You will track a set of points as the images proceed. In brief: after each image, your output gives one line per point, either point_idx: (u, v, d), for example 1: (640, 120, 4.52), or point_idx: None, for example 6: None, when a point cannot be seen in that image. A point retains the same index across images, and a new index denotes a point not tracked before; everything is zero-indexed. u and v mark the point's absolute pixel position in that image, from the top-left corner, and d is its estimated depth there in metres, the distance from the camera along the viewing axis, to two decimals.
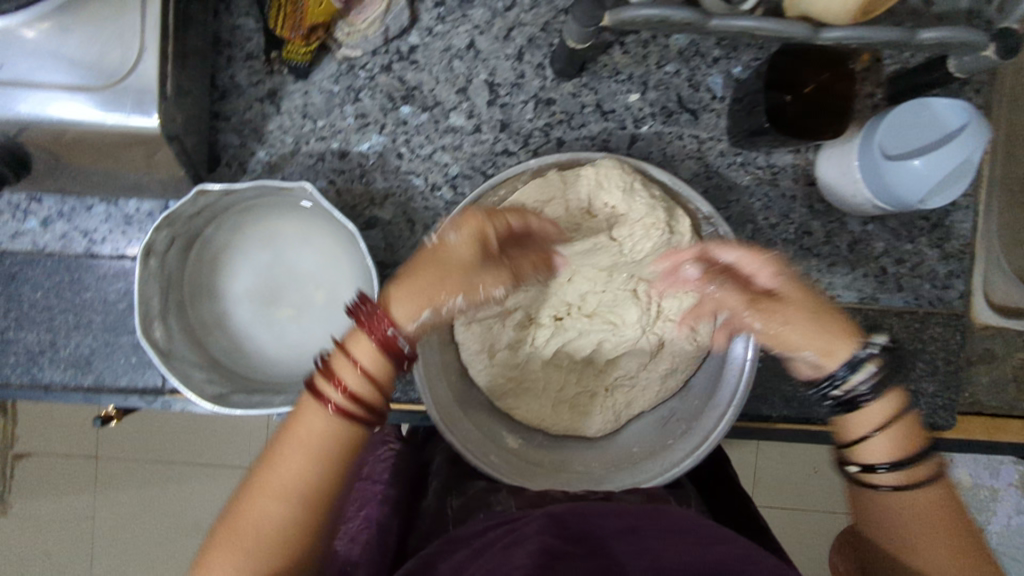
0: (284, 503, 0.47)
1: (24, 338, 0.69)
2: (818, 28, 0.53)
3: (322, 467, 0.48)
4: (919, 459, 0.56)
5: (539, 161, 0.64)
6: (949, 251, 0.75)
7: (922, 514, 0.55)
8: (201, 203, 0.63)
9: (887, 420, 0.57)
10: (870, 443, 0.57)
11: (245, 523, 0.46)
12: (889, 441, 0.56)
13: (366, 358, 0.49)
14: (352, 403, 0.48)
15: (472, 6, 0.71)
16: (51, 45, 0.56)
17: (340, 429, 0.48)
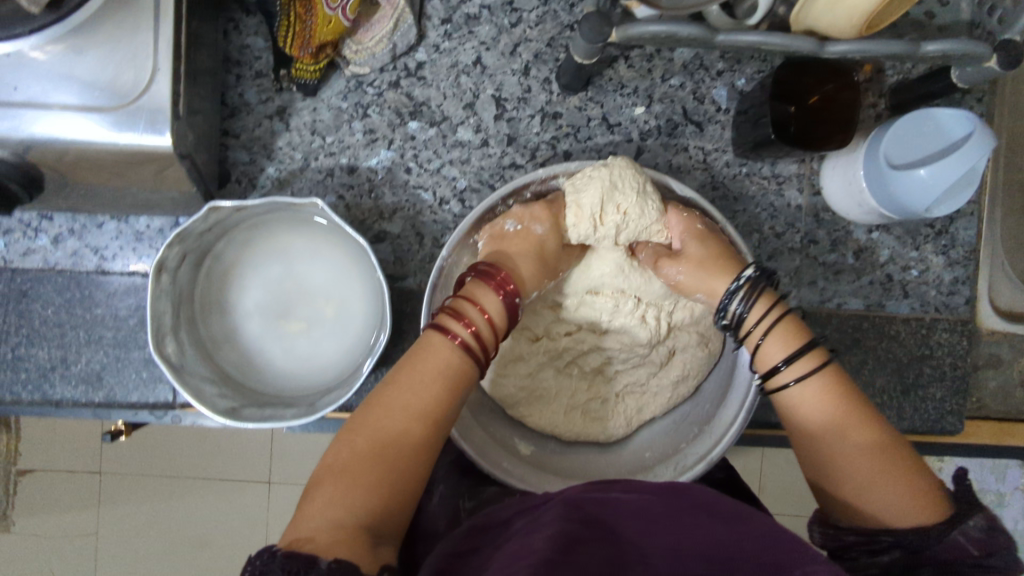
0: (412, 423, 0.51)
1: (35, 355, 0.70)
2: (825, 41, 0.54)
3: (445, 394, 0.53)
4: (806, 352, 0.56)
5: (547, 169, 0.64)
6: (954, 258, 0.76)
7: (822, 405, 0.55)
8: (213, 219, 0.63)
9: (769, 315, 0.59)
10: (764, 349, 0.59)
11: (373, 432, 0.50)
12: (790, 351, 0.57)
13: (493, 308, 0.56)
14: (472, 339, 0.55)
15: (479, 23, 0.72)
16: (65, 65, 0.56)
17: (461, 360, 0.54)
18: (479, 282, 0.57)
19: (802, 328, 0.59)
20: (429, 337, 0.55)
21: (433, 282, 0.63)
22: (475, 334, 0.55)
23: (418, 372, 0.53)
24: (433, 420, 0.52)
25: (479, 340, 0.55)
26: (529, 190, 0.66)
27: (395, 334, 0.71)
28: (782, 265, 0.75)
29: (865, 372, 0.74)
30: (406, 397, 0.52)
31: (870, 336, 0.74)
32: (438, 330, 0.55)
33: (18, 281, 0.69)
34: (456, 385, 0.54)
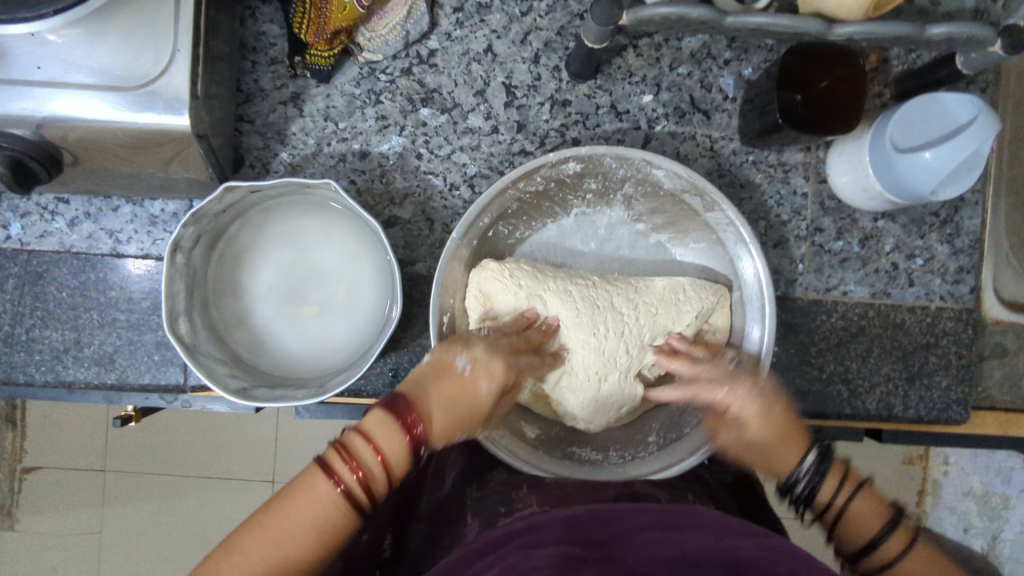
0: (280, 569, 0.42)
1: (49, 337, 0.70)
2: (832, 24, 0.55)
3: (317, 549, 0.43)
4: (898, 523, 0.51)
5: (557, 152, 0.64)
6: (959, 247, 0.76)
7: (932, 574, 0.48)
8: (227, 201, 0.64)
9: (849, 487, 0.53)
10: (857, 517, 0.52)
11: (330, 496, 0.44)
12: (881, 523, 0.51)
13: (389, 445, 0.47)
14: (358, 487, 0.45)
15: (490, 12, 0.73)
16: (87, 45, 0.57)
17: (340, 517, 0.44)
18: (386, 418, 0.48)
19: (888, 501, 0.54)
20: (310, 478, 0.45)
21: (443, 262, 0.64)
22: (366, 478, 0.45)
23: (285, 525, 0.43)
24: (298, 556, 0.42)
25: (367, 486, 0.45)
26: (539, 172, 0.67)
27: (404, 319, 0.72)
28: (788, 253, 0.75)
29: (871, 360, 0.74)
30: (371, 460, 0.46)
31: (875, 324, 0.75)
32: (321, 468, 0.45)
33: (34, 263, 0.70)
34: (328, 541, 0.44)
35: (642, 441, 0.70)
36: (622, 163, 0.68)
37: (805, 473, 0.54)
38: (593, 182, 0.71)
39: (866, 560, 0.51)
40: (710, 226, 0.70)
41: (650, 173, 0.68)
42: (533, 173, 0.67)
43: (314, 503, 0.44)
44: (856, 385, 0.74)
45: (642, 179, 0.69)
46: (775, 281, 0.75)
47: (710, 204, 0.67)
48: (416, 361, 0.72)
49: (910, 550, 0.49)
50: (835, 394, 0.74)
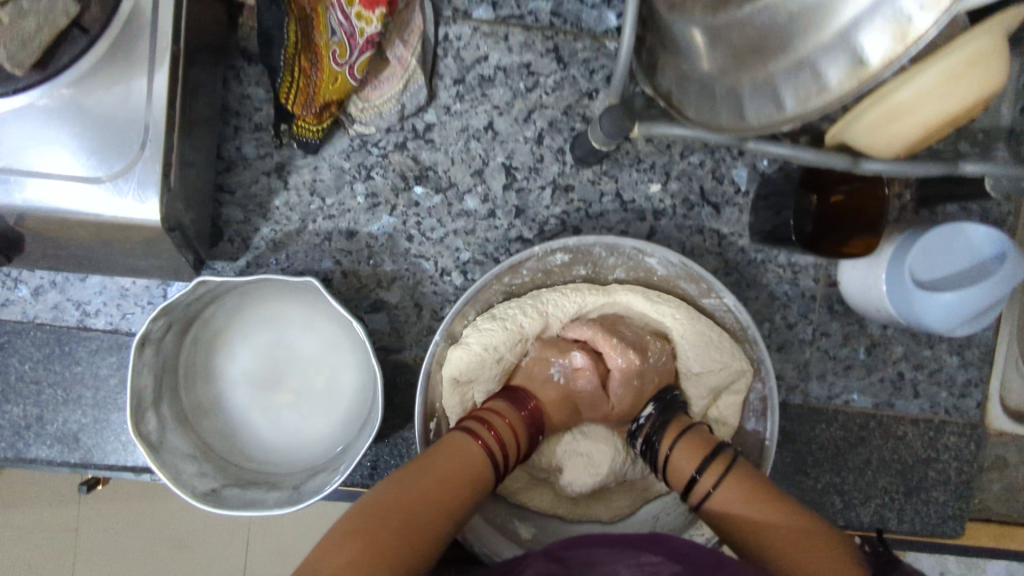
0: (443, 502, 0.50)
1: (10, 412, 0.67)
2: (859, 159, 0.50)
3: (466, 493, 0.52)
4: (714, 458, 0.55)
5: (541, 248, 0.62)
6: (968, 359, 0.73)
7: (739, 499, 0.53)
8: (200, 291, 0.60)
9: (672, 434, 0.59)
10: (676, 462, 0.57)
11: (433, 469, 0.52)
12: (699, 460, 0.56)
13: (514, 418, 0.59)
14: (497, 444, 0.56)
15: (493, 85, 0.68)
16: (52, 130, 0.53)
17: (481, 470, 0.54)
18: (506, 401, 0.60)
19: (708, 435, 0.58)
20: (445, 450, 0.54)
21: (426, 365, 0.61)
22: (499, 440, 0.56)
23: (442, 467, 0.52)
24: (455, 494, 0.51)
25: (503, 448, 0.56)
26: (526, 266, 0.64)
27: (386, 407, 0.69)
28: (792, 357, 0.72)
29: (869, 473, 0.72)
30: (467, 453, 0.54)
31: (875, 436, 0.72)
32: (465, 436, 0.55)
33: None
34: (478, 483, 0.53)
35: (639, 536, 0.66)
36: (612, 252, 0.65)
37: (648, 425, 0.61)
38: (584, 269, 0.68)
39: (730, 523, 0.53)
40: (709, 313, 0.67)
41: (641, 261, 0.65)
42: (517, 265, 0.64)
43: (415, 476, 0.51)
44: (851, 496, 0.72)
45: (635, 267, 0.67)
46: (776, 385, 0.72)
47: (707, 291, 0.65)
48: (397, 453, 0.69)
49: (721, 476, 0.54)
50: (829, 504, 0.72)
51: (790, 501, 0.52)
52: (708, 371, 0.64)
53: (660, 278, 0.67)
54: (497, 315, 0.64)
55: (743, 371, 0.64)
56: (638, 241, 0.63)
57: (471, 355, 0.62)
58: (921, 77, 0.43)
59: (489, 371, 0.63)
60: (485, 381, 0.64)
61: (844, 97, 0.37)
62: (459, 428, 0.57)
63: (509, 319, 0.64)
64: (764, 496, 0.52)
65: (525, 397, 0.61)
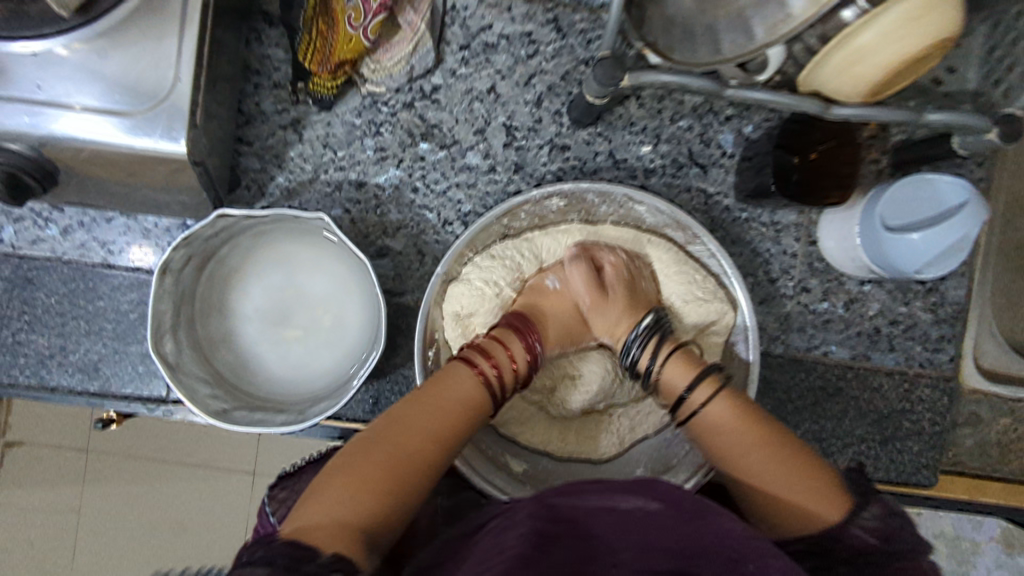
0: (439, 436, 0.54)
1: (34, 342, 0.71)
2: (829, 104, 0.54)
3: (462, 422, 0.56)
4: (702, 380, 0.60)
5: (538, 192, 0.66)
6: (942, 315, 0.77)
7: (727, 420, 0.58)
8: (220, 225, 0.65)
9: (666, 355, 0.64)
10: (670, 380, 0.63)
11: (433, 407, 0.55)
12: (690, 379, 0.61)
13: (517, 353, 0.62)
14: (496, 376, 0.59)
15: (496, 51, 0.73)
16: (85, 68, 0.57)
17: (480, 399, 0.58)
18: (507, 330, 0.63)
19: (697, 360, 0.63)
20: (447, 380, 0.57)
21: (426, 298, 0.64)
22: (497, 373, 0.59)
23: (435, 403, 0.55)
24: (457, 428, 0.55)
25: (501, 378, 0.60)
26: (523, 210, 0.69)
27: (389, 348, 0.73)
28: (773, 310, 0.76)
29: (846, 422, 0.75)
30: (466, 390, 0.57)
31: (852, 386, 0.76)
32: (466, 362, 0.59)
33: (25, 269, 0.71)
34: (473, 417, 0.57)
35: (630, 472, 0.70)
36: (603, 198, 0.70)
37: (641, 350, 0.65)
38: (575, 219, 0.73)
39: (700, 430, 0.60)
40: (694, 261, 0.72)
41: (632, 209, 0.70)
42: (516, 209, 0.68)
43: (415, 412, 0.54)
44: (829, 443, 0.75)
45: (624, 215, 0.72)
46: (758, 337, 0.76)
47: (693, 239, 0.70)
48: (397, 390, 0.72)
49: (711, 396, 0.59)
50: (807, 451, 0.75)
51: (780, 434, 0.57)
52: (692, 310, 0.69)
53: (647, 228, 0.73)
54: (496, 254, 0.69)
55: (723, 312, 0.68)
56: (627, 188, 0.68)
57: (471, 290, 0.67)
58: (880, 20, 0.47)
59: (487, 307, 0.68)
60: (485, 316, 0.68)
61: (808, 21, 0.42)
62: (460, 354, 0.60)
63: (508, 260, 0.69)
64: (751, 420, 0.58)
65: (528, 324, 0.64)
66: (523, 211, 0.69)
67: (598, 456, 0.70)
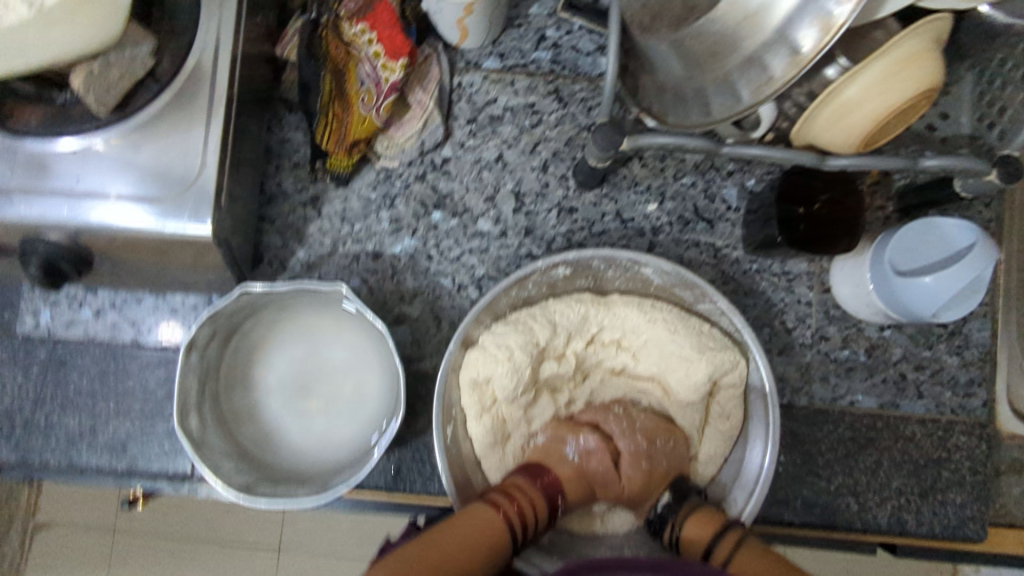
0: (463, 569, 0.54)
1: (66, 423, 0.73)
2: (825, 157, 0.56)
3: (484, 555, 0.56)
4: (724, 534, 0.60)
5: (546, 262, 0.66)
6: (968, 359, 0.76)
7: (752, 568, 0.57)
8: (243, 300, 0.67)
9: (683, 516, 0.64)
10: (688, 537, 0.62)
11: (459, 535, 0.56)
12: (709, 537, 0.61)
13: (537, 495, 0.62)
14: (516, 514, 0.60)
15: (502, 123, 0.77)
16: (121, 160, 0.62)
17: (500, 534, 0.57)
18: (528, 480, 0.64)
19: (715, 514, 0.63)
20: (475, 515, 0.58)
21: (443, 374, 0.64)
22: (519, 513, 0.60)
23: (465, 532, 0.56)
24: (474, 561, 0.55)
25: (524, 521, 0.60)
26: (531, 279, 0.69)
27: (409, 415, 0.73)
28: (794, 360, 0.75)
29: (881, 473, 0.73)
30: (487, 521, 0.58)
31: (884, 436, 0.74)
32: (487, 505, 0.59)
33: (59, 351, 0.74)
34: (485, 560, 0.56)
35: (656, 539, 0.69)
36: (610, 264, 0.69)
37: (662, 513, 0.65)
38: (585, 281, 0.73)
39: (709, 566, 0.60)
40: (705, 317, 0.72)
41: (639, 270, 0.70)
42: (524, 279, 0.68)
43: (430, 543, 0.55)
44: (865, 497, 0.73)
45: (632, 277, 0.72)
46: (780, 388, 0.75)
47: (700, 296, 0.70)
48: (418, 458, 0.72)
49: (737, 551, 0.58)
50: (844, 506, 0.73)
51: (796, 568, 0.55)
52: (709, 359, 0.67)
53: (658, 287, 0.72)
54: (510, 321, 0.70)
55: (736, 360, 0.68)
56: (633, 253, 0.67)
57: (486, 355, 0.67)
58: (862, 76, 0.50)
59: (503, 369, 0.66)
60: (500, 380, 0.67)
61: (789, 82, 0.44)
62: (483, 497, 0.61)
63: (522, 326, 0.69)
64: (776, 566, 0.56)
65: (543, 471, 0.65)
66: (530, 278, 0.69)
67: (622, 527, 0.70)
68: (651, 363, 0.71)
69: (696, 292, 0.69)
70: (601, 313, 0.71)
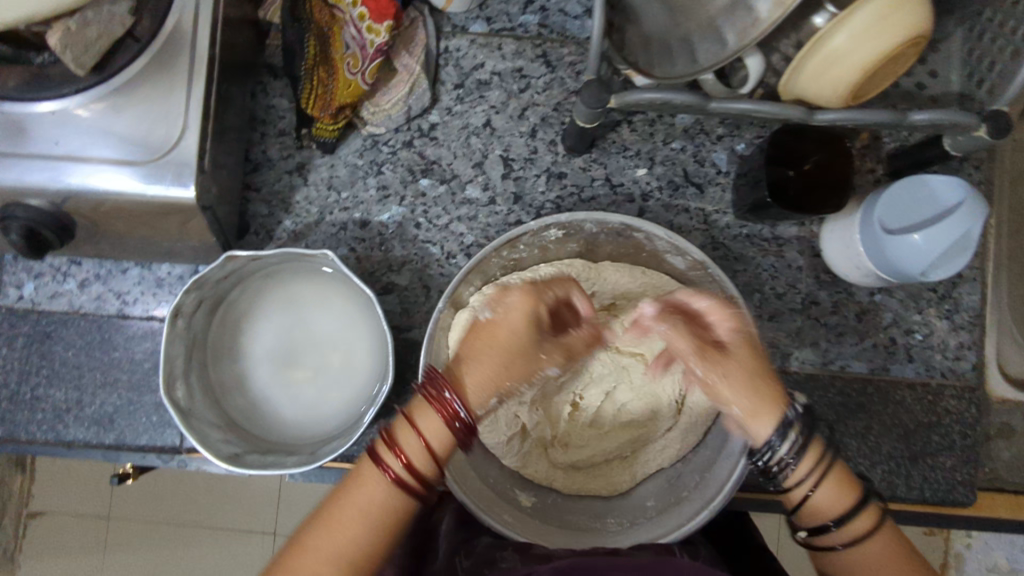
0: (343, 557, 0.48)
1: (52, 397, 0.72)
2: (812, 110, 0.55)
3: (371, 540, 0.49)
4: (861, 511, 0.54)
5: (538, 222, 0.66)
6: (958, 322, 0.76)
7: (879, 559, 0.53)
8: (228, 269, 0.67)
9: (818, 475, 0.55)
10: (819, 501, 0.55)
11: (339, 518, 0.50)
12: (845, 509, 0.54)
13: (427, 433, 0.52)
14: (407, 475, 0.51)
15: (490, 88, 0.76)
16: (101, 124, 0.61)
17: (388, 499, 0.51)
18: (424, 410, 0.53)
19: (851, 476, 0.56)
20: (357, 481, 0.51)
21: (429, 333, 0.64)
22: (409, 467, 0.51)
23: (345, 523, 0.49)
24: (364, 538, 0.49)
25: (417, 474, 0.51)
26: (522, 241, 0.68)
27: (398, 384, 0.73)
28: (784, 326, 0.75)
29: (871, 438, 0.73)
30: (370, 486, 0.51)
31: (875, 401, 0.74)
32: (372, 466, 0.51)
33: (43, 324, 0.73)
34: (385, 526, 0.50)
35: (640, 506, 0.69)
36: (602, 228, 0.69)
37: (788, 454, 0.54)
38: (576, 246, 0.73)
39: (820, 538, 0.55)
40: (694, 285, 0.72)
41: (631, 235, 0.69)
42: (516, 240, 0.68)
43: (308, 538, 0.49)
44: (856, 462, 0.73)
45: (624, 242, 0.71)
46: (771, 354, 0.75)
47: (693, 266, 0.69)
48: None
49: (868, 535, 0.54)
50: None
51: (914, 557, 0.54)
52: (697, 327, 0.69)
53: (649, 252, 0.72)
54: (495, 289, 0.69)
55: None
56: (625, 217, 0.67)
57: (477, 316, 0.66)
58: (851, 21, 0.50)
59: None
60: None
61: (774, 22, 0.45)
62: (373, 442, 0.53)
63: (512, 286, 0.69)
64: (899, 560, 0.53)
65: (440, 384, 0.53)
66: (520, 241, 0.68)
67: (608, 489, 0.70)
68: (639, 329, 0.72)
69: (687, 259, 0.69)
70: (592, 277, 0.71)
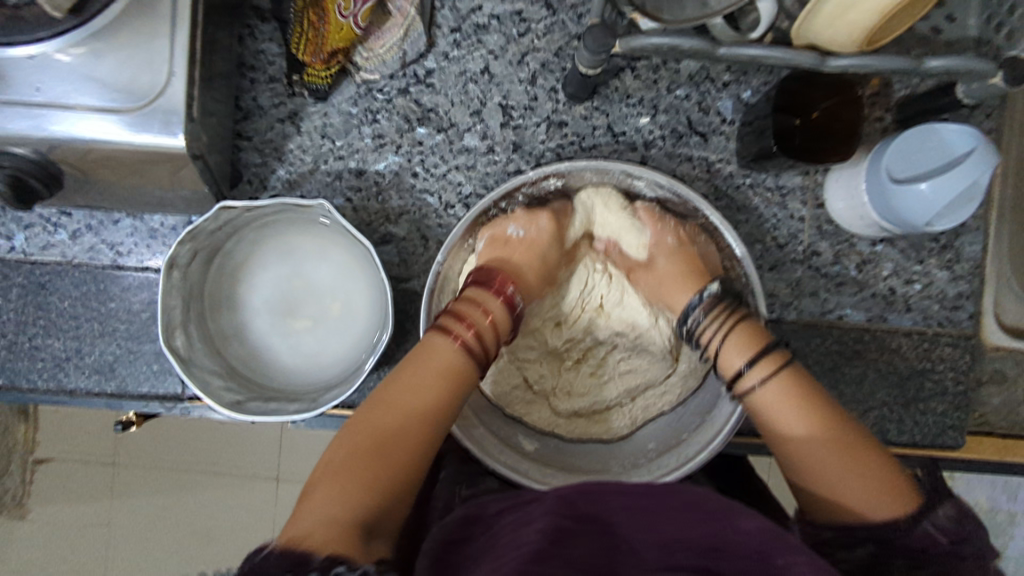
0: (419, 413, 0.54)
1: (50, 346, 0.72)
2: (825, 56, 0.54)
3: (448, 392, 0.56)
4: (767, 356, 0.59)
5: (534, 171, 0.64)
6: (959, 273, 0.75)
7: (779, 404, 0.57)
8: (223, 219, 0.66)
9: (726, 327, 0.62)
10: (726, 352, 0.61)
11: (412, 376, 0.56)
12: (751, 355, 0.59)
13: (496, 310, 0.62)
14: (474, 340, 0.59)
15: (488, 32, 0.73)
16: (80, 69, 0.58)
17: (462, 363, 0.58)
18: (483, 292, 0.63)
19: (761, 332, 0.61)
20: (432, 339, 0.58)
21: (429, 286, 0.64)
22: (475, 335, 0.59)
23: (420, 375, 0.56)
24: (436, 392, 0.55)
25: (481, 342, 0.60)
26: (520, 190, 0.69)
27: (398, 334, 0.72)
28: (785, 276, 0.75)
29: (866, 386, 0.74)
30: (442, 349, 0.57)
31: (871, 349, 0.74)
32: (439, 332, 0.59)
33: (36, 274, 0.72)
34: (454, 384, 0.57)
35: (642, 448, 0.70)
36: (600, 176, 0.69)
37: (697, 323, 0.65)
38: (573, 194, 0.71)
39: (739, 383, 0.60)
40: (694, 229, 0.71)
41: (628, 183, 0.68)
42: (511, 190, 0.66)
43: (386, 392, 0.55)
44: (850, 408, 0.74)
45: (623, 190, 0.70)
46: (770, 304, 0.75)
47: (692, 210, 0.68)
48: None
49: (771, 378, 0.57)
50: None
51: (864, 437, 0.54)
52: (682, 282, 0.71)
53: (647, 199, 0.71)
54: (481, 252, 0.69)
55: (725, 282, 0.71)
56: (625, 164, 0.67)
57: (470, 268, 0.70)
58: None
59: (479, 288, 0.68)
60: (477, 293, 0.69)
61: None
62: (436, 324, 0.60)
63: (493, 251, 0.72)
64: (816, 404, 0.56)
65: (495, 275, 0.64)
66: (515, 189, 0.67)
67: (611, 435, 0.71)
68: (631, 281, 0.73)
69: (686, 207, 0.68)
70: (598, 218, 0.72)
